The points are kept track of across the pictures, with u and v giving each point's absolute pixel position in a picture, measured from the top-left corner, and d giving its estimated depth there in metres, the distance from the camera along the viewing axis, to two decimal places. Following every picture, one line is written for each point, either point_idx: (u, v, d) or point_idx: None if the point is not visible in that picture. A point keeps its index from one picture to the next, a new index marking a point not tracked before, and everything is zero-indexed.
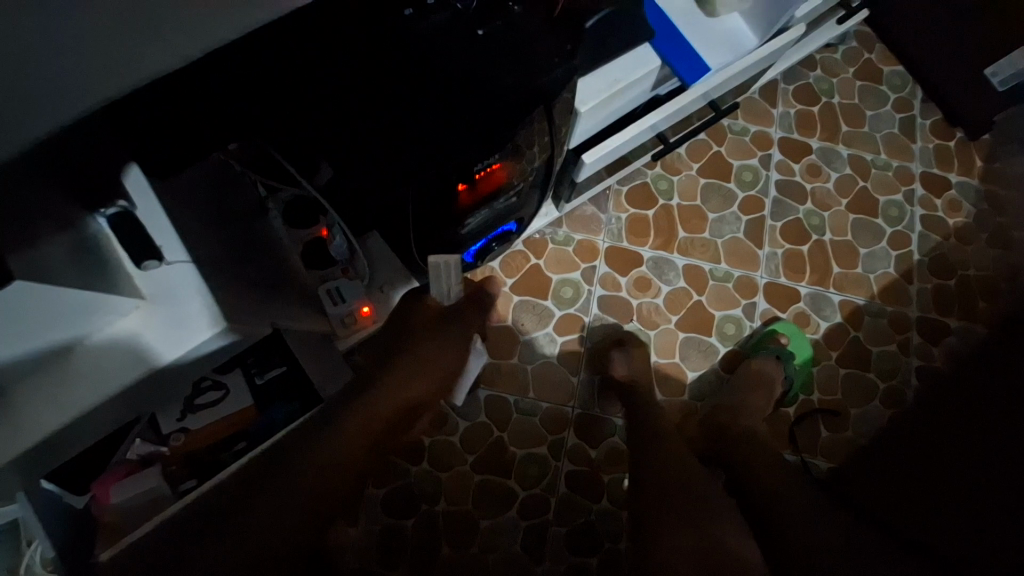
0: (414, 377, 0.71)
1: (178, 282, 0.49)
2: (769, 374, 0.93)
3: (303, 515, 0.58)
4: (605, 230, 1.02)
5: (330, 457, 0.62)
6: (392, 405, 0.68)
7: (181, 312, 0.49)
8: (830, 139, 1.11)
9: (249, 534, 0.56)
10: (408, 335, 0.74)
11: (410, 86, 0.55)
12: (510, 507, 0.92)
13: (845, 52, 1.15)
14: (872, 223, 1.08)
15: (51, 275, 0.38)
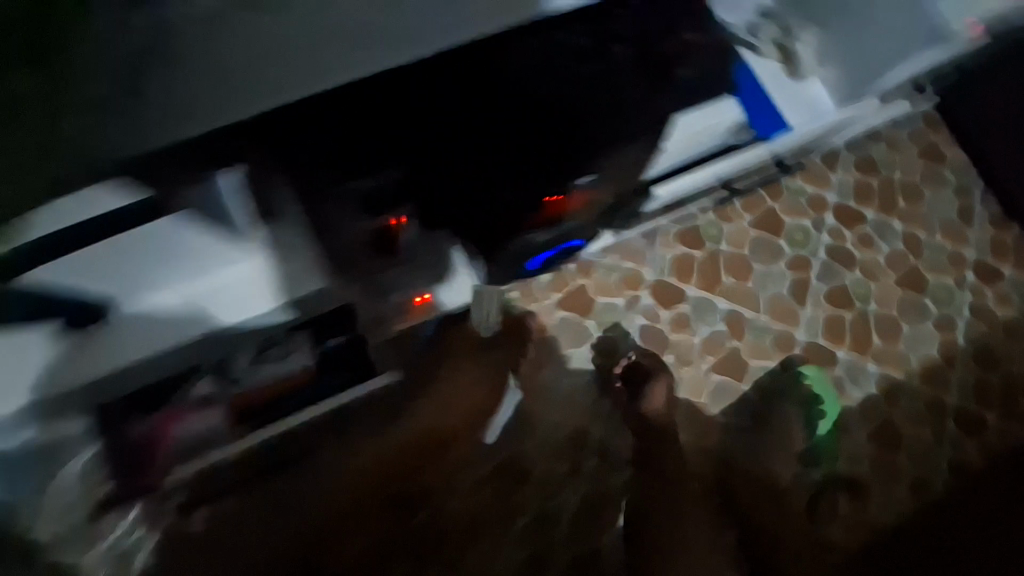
0: (442, 404, 0.89)
1: (292, 240, 0.67)
2: (783, 415, 1.00)
3: (372, 489, 0.85)
4: (652, 264, 1.05)
5: (389, 448, 0.86)
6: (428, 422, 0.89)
7: (293, 253, 0.68)
8: (885, 213, 1.12)
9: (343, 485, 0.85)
10: (442, 360, 0.88)
11: (513, 117, 0.66)
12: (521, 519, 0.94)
13: (910, 132, 1.16)
14: (917, 302, 1.08)
15: (179, 230, 0.60)
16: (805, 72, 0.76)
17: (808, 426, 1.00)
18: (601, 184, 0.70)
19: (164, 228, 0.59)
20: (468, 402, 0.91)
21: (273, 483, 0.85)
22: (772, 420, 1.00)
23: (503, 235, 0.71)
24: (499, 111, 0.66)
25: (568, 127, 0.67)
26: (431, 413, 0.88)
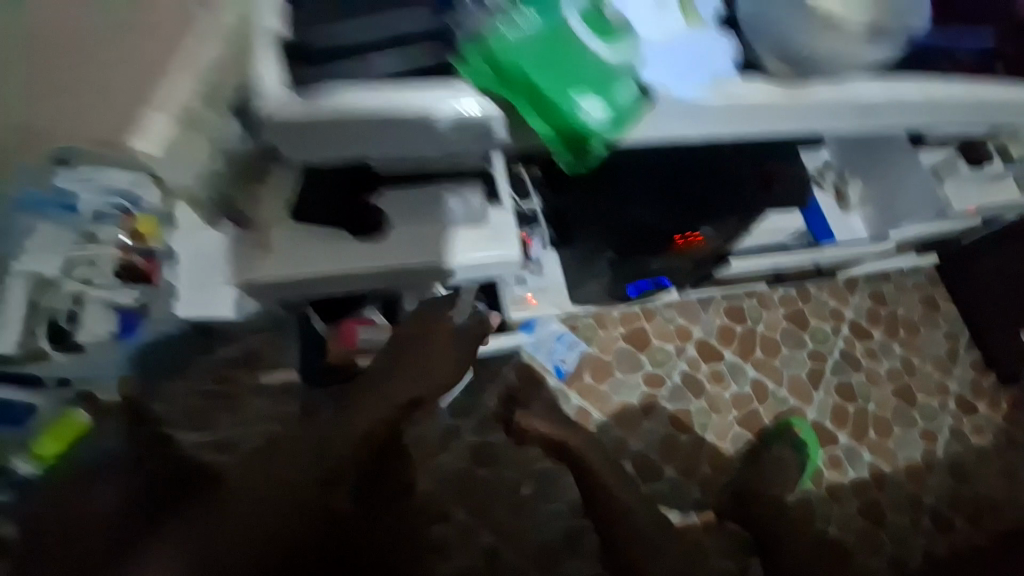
0: (386, 390, 0.83)
1: (509, 226, 0.84)
2: (785, 462, 1.17)
3: (301, 498, 0.76)
4: (702, 325, 1.30)
5: (315, 449, 0.80)
6: (391, 403, 0.83)
7: (500, 230, 0.84)
8: (889, 336, 1.39)
9: (260, 499, 0.74)
10: (411, 346, 0.86)
11: (696, 172, 0.85)
12: (565, 501, 1.14)
13: (914, 279, 1.46)
14: (907, 412, 1.32)
15: (304, 206, 0.80)
16: (850, 207, 1.00)
17: (801, 466, 1.17)
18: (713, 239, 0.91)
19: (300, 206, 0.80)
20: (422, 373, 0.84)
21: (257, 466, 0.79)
22: (767, 452, 1.19)
23: (624, 266, 0.95)
24: (687, 167, 0.85)
25: (735, 190, 0.85)
26: (399, 380, 0.83)
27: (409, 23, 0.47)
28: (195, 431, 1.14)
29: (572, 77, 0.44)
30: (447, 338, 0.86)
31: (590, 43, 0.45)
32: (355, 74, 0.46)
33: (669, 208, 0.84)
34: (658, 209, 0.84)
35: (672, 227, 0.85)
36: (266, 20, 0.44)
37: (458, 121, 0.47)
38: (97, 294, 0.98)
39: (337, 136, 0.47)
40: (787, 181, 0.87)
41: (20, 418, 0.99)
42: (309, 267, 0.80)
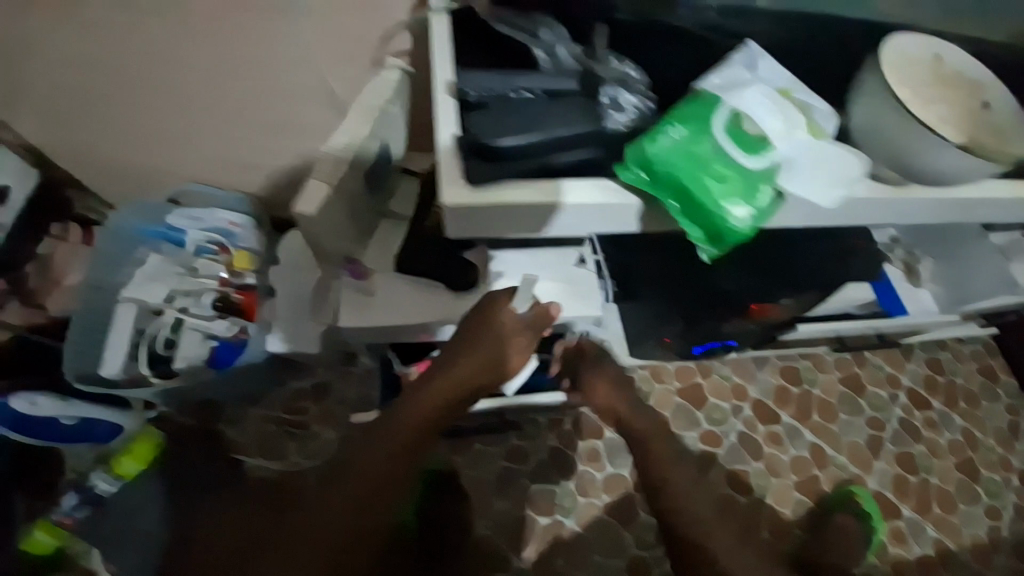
0: (444, 394, 0.75)
1: (590, 281, 0.91)
2: (851, 531, 1.13)
3: (370, 508, 0.73)
4: (757, 385, 1.32)
5: (373, 460, 0.74)
6: (447, 395, 0.75)
7: (582, 287, 0.90)
8: (949, 406, 1.37)
9: (331, 509, 0.74)
10: (469, 334, 0.75)
11: (775, 244, 0.89)
12: (622, 557, 1.13)
13: (972, 348, 1.45)
14: (972, 487, 1.28)
15: (408, 257, 0.87)
16: (919, 282, 1.03)
17: (865, 538, 1.13)
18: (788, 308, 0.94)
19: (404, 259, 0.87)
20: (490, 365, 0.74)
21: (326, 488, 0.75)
22: (829, 519, 1.16)
23: (695, 330, 0.98)
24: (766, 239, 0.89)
25: (816, 263, 0.88)
26: (463, 366, 0.74)
27: (564, 124, 0.51)
28: (260, 457, 1.14)
29: (724, 187, 0.48)
30: (509, 327, 0.74)
31: (740, 156, 0.48)
32: (518, 166, 0.51)
33: (750, 278, 0.88)
34: (739, 277, 0.88)
35: (752, 296, 0.88)
36: (448, 129, 0.53)
37: (601, 208, 0.53)
38: (194, 324, 1.04)
39: (497, 220, 0.53)
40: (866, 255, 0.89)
41: (107, 435, 1.06)
42: (405, 314, 0.86)
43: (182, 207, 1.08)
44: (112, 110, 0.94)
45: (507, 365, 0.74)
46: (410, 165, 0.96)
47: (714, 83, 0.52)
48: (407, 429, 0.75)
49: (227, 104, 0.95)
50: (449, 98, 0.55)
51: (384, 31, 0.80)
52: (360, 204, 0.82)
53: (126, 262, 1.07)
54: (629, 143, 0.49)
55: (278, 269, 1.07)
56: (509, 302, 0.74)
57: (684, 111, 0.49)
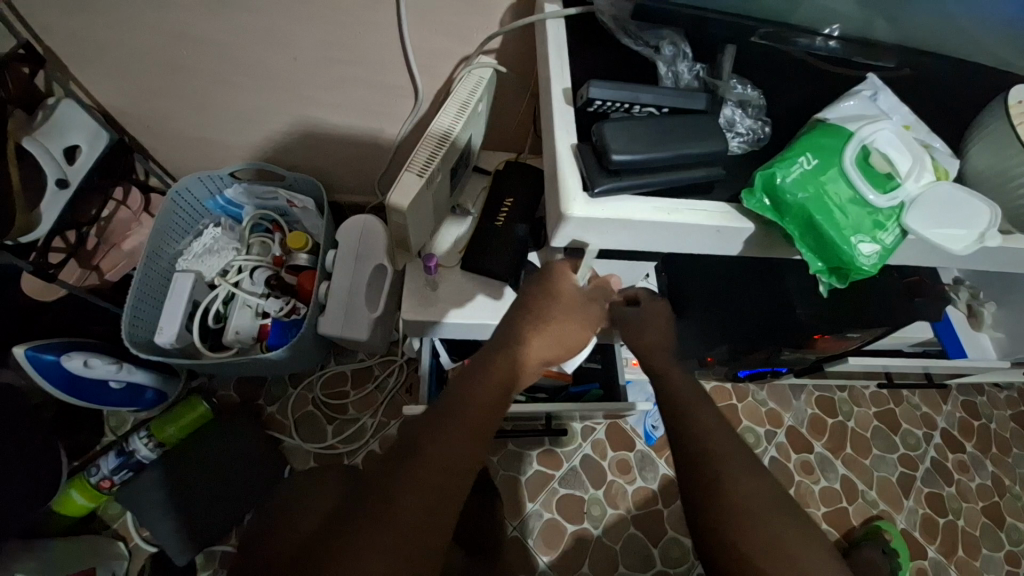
0: (506, 364, 0.65)
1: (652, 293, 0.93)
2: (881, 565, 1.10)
3: (454, 499, 0.55)
4: (793, 411, 1.31)
5: (448, 441, 0.58)
6: (513, 369, 0.65)
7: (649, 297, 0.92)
8: (981, 451, 1.34)
9: (407, 504, 0.53)
10: (535, 306, 0.70)
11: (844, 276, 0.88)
12: (645, 572, 1.12)
13: (1008, 395, 1.42)
14: (997, 533, 1.27)
15: (473, 255, 0.87)
16: (980, 327, 1.04)
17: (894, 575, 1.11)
18: (851, 341, 0.92)
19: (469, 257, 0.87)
20: (565, 344, 0.69)
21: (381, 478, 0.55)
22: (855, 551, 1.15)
23: (748, 356, 0.97)
24: None
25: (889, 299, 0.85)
26: (533, 339, 0.68)
27: (692, 141, 0.51)
28: (301, 437, 1.15)
29: (851, 223, 0.48)
30: (576, 299, 0.71)
31: (870, 192, 0.48)
32: (639, 180, 0.51)
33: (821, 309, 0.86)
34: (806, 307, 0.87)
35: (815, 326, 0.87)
36: (566, 138, 0.53)
37: (720, 229, 0.52)
38: (246, 300, 1.06)
39: (610, 232, 0.53)
40: (934, 296, 0.83)
41: (152, 403, 1.08)
42: (465, 310, 0.85)
43: (244, 183, 1.10)
44: (195, 82, 0.96)
45: (574, 340, 0.70)
46: (481, 165, 0.97)
47: (841, 117, 0.52)
48: (482, 407, 0.61)
49: (306, 85, 0.95)
50: (569, 106, 0.55)
51: (479, 30, 0.81)
52: (440, 199, 0.83)
53: (191, 232, 1.15)
54: (757, 170, 0.49)
55: (337, 253, 1.04)
56: (572, 272, 0.72)
57: (812, 142, 0.50)
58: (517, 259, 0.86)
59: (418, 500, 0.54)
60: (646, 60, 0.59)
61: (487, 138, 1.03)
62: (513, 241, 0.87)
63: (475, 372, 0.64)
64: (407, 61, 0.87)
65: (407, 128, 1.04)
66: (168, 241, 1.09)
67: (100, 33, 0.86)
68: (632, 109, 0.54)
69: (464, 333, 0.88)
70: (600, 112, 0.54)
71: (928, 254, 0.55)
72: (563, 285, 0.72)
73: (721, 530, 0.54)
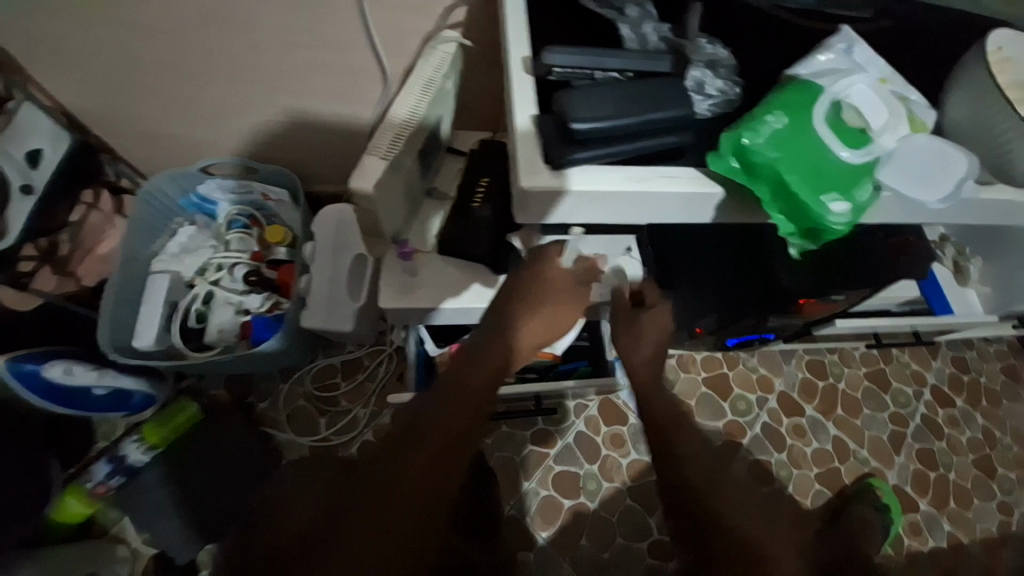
0: (495, 352, 0.65)
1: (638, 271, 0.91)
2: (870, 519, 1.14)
3: (447, 492, 0.55)
4: (784, 377, 1.32)
5: (438, 432, 0.58)
6: (507, 358, 0.65)
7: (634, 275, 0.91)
8: (971, 405, 1.36)
9: (399, 499, 0.53)
10: (524, 290, 0.70)
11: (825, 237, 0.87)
12: (641, 541, 1.14)
13: (998, 349, 1.43)
14: (988, 483, 1.28)
15: (452, 240, 0.85)
16: (967, 283, 1.03)
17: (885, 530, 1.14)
18: (838, 304, 0.91)
19: (448, 243, 0.85)
20: (553, 326, 0.70)
21: (378, 467, 0.55)
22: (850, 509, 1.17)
23: (735, 325, 0.96)
24: None
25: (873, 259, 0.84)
26: (526, 324, 0.68)
27: (658, 106, 0.49)
28: (293, 432, 1.15)
29: (824, 180, 0.47)
30: (565, 282, 0.71)
31: (841, 149, 0.47)
32: (603, 151, 0.49)
33: None
34: None
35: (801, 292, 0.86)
36: (527, 110, 0.51)
37: (690, 196, 0.51)
38: (227, 299, 1.05)
39: (577, 206, 0.51)
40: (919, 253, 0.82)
41: (142, 406, 1.09)
42: (446, 296, 0.84)
43: (217, 178, 1.08)
44: (153, 76, 0.92)
45: (565, 322, 0.71)
46: (455, 146, 0.95)
47: (813, 72, 0.50)
48: (474, 398, 0.61)
49: (269, 71, 0.91)
50: (529, 77, 0.53)
51: (440, 2, 0.77)
52: (412, 181, 0.81)
53: (164, 231, 1.11)
54: (724, 133, 0.48)
55: (313, 244, 1.02)
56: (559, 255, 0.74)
57: (781, 100, 0.48)
58: (495, 240, 0.85)
59: (411, 494, 0.53)
60: (611, 23, 0.57)
61: (460, 116, 1.00)
62: (490, 221, 0.85)
63: (470, 362, 0.64)
64: (370, 40, 0.84)
65: (378, 112, 1.01)
66: (140, 241, 1.07)
67: (47, 28, 0.82)
68: (595, 76, 0.51)
69: (448, 316, 0.87)
70: (562, 80, 0.52)
71: (903, 213, 0.54)
72: (553, 270, 0.72)
73: (695, 496, 0.56)
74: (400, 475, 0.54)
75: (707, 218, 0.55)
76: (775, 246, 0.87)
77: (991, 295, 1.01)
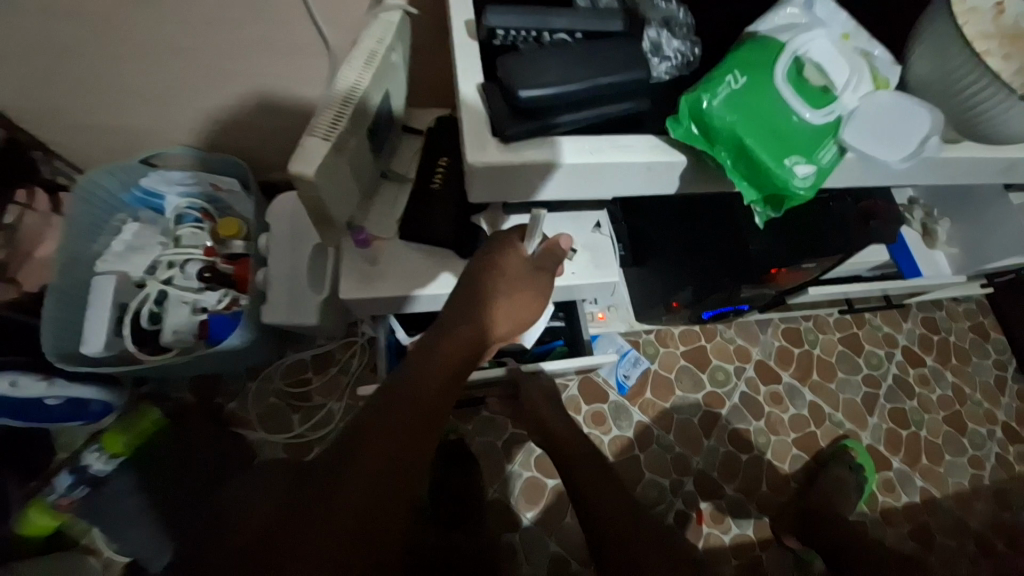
0: (455, 346, 0.62)
1: (608, 248, 0.89)
2: (844, 480, 1.17)
3: (401, 496, 0.52)
4: (761, 346, 1.33)
5: (390, 431, 0.54)
6: (469, 351, 0.63)
7: (599, 249, 0.89)
8: (940, 363, 1.39)
9: (346, 503, 0.49)
10: (483, 283, 0.66)
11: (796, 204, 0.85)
12: None
13: (966, 307, 1.46)
14: (957, 438, 1.33)
15: (412, 224, 0.81)
16: (935, 245, 1.04)
17: (859, 488, 1.18)
18: (810, 271, 0.90)
19: (409, 228, 0.81)
20: (515, 318, 0.67)
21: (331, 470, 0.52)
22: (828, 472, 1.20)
23: (710, 299, 0.95)
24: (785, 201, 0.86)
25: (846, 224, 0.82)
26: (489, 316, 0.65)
27: (608, 70, 0.45)
28: (266, 431, 1.12)
29: (787, 143, 0.44)
30: (523, 270, 0.68)
31: (805, 110, 0.45)
32: (552, 122, 0.46)
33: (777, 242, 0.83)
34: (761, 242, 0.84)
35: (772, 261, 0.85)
36: (470, 80, 0.47)
37: (649, 165, 0.48)
38: (180, 297, 0.99)
39: (528, 181, 0.48)
40: (888, 216, 0.81)
41: (101, 414, 1.03)
42: (411, 284, 0.81)
43: (160, 170, 1.01)
44: (70, 61, 0.83)
45: (528, 313, 0.68)
46: (412, 124, 0.90)
47: (773, 27, 0.47)
48: (430, 395, 0.58)
49: (204, 53, 0.83)
50: (472, 44, 0.49)
51: None
52: (364, 163, 0.76)
53: (107, 230, 1.04)
54: (682, 96, 0.45)
55: (269, 236, 0.97)
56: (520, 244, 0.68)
57: (741, 59, 0.45)
58: (458, 223, 0.81)
59: (360, 501, 0.49)
60: None
61: (416, 92, 0.94)
62: (453, 203, 0.81)
63: (428, 355, 0.61)
64: (309, 12, 0.77)
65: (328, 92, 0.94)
66: (78, 243, 1.00)
67: None
68: (542, 38, 0.47)
69: (415, 304, 0.84)
70: (505, 45, 0.48)
71: (870, 175, 0.52)
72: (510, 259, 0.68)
73: None
74: (354, 476, 0.51)
75: (669, 190, 0.53)
76: (746, 215, 0.86)
77: (957, 257, 1.02)
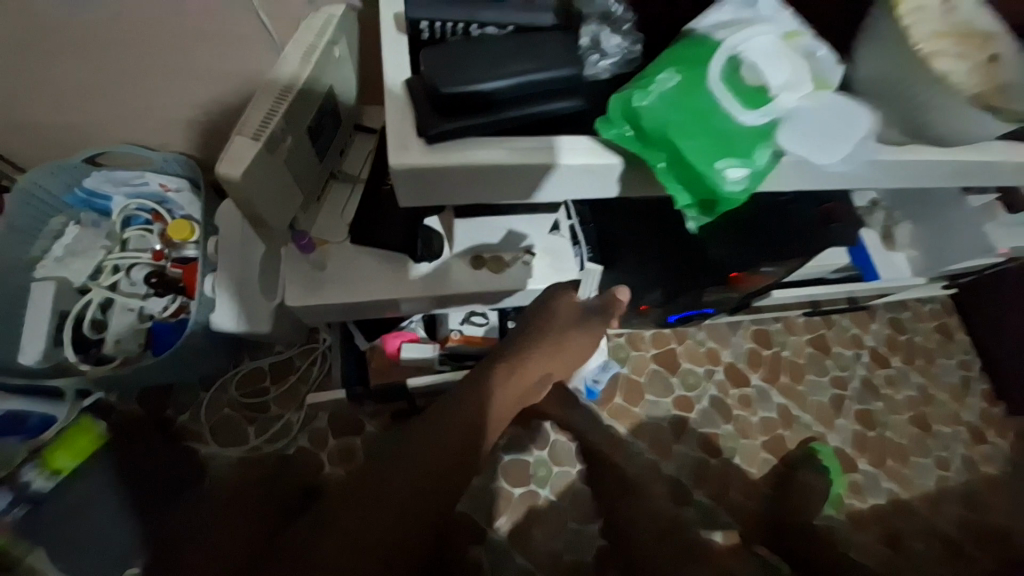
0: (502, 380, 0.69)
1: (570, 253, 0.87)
2: (812, 484, 1.16)
3: (423, 501, 0.60)
4: (732, 348, 1.32)
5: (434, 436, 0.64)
6: (515, 392, 0.69)
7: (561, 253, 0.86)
8: (906, 364, 1.40)
9: (379, 499, 0.59)
10: (537, 332, 0.74)
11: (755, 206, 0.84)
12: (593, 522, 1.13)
13: (931, 308, 1.47)
14: (923, 439, 1.34)
15: (363, 228, 0.79)
16: (896, 247, 1.04)
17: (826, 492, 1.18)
18: (772, 274, 0.89)
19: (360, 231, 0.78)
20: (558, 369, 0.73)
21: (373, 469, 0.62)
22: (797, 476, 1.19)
23: (673, 302, 0.94)
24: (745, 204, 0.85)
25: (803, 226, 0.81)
26: (538, 361, 0.71)
27: (537, 65, 0.44)
28: (220, 443, 1.08)
29: (724, 148, 0.43)
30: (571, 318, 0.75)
31: (742, 112, 0.43)
32: (480, 120, 0.44)
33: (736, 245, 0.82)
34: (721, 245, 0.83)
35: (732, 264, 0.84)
36: (396, 75, 0.46)
37: (582, 169, 0.46)
38: (126, 304, 0.96)
39: (457, 186, 0.46)
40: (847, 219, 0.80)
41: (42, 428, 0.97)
42: (362, 289, 0.78)
43: (104, 169, 0.96)
44: None
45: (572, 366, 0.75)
46: (365, 123, 0.87)
47: (713, 24, 0.46)
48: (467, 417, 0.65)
49: (140, 50, 0.79)
50: (399, 39, 0.48)
51: None
52: (304, 162, 0.73)
53: (44, 233, 0.99)
54: (614, 95, 0.44)
55: (216, 240, 0.92)
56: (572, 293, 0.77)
57: (676, 57, 0.44)
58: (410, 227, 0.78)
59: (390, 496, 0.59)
60: None
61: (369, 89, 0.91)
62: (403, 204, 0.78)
63: (473, 386, 0.68)
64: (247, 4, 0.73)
65: None
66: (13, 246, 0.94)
67: None
68: (471, 31, 0.47)
69: (367, 309, 0.81)
70: (435, 36, 0.47)
71: (815, 178, 0.51)
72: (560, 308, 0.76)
73: None
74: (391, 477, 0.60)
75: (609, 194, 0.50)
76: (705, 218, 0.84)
77: (917, 258, 1.03)
